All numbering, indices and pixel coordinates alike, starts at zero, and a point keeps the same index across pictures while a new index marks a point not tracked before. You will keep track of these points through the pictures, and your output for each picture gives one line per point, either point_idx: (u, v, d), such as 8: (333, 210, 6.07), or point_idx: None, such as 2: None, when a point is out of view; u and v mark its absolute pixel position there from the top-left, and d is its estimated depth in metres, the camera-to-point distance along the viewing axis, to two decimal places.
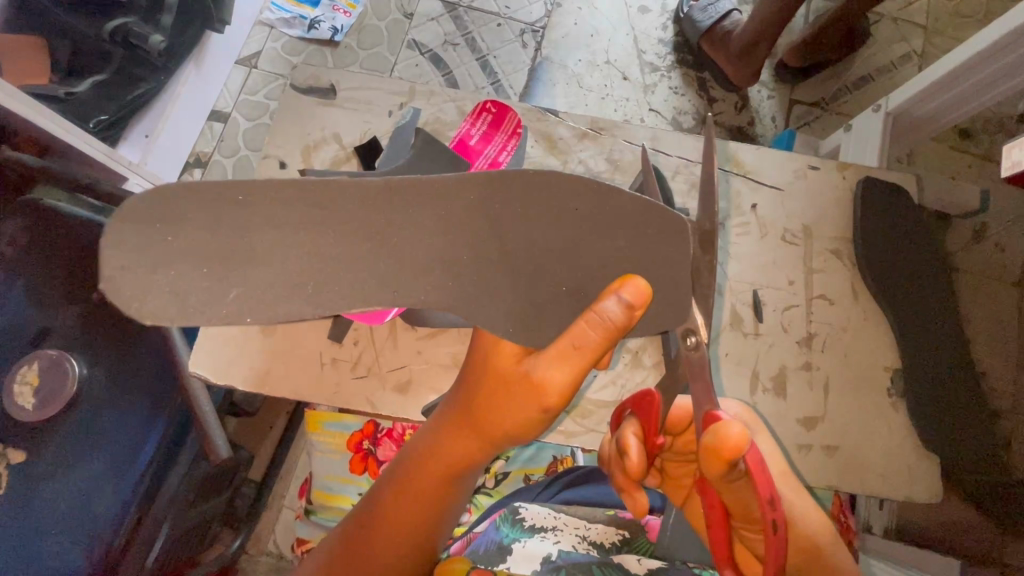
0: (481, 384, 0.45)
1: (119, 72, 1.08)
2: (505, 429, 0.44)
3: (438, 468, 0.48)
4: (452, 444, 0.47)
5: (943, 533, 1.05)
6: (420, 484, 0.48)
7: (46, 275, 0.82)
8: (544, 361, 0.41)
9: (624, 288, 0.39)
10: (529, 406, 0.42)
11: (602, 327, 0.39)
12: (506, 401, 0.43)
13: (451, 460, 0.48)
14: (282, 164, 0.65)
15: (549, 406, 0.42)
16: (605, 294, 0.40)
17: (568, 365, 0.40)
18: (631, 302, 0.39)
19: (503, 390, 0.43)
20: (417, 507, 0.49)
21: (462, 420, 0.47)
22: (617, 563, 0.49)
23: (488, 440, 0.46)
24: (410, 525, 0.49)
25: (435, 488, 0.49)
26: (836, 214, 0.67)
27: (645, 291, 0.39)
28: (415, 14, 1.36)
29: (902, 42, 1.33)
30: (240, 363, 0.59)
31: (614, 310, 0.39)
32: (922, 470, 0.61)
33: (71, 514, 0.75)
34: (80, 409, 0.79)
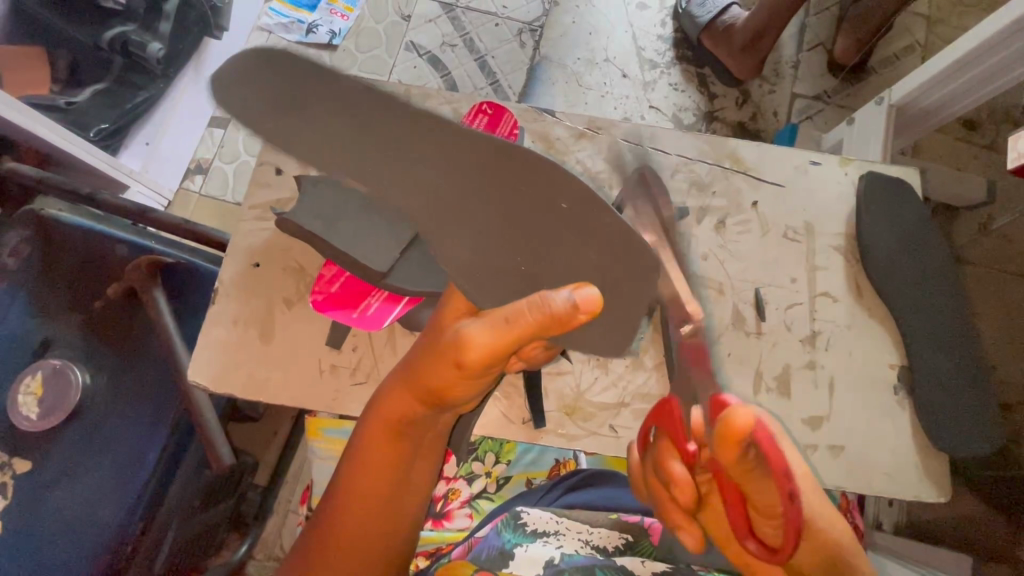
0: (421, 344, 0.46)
1: (119, 80, 1.10)
2: (430, 387, 0.44)
3: (384, 431, 0.48)
4: (389, 401, 0.48)
5: (954, 529, 1.04)
6: (367, 449, 0.48)
7: (48, 285, 0.83)
8: (474, 321, 0.41)
9: (578, 289, 0.39)
10: (448, 361, 0.41)
11: (540, 312, 0.38)
12: (433, 354, 0.43)
13: (396, 421, 0.48)
14: (277, 170, 0.64)
15: (469, 366, 0.40)
16: (559, 287, 0.39)
17: (493, 331, 0.39)
18: (578, 304, 0.38)
19: (433, 348, 0.43)
20: (369, 475, 0.49)
21: (399, 378, 0.47)
22: (620, 567, 0.49)
23: (420, 399, 0.45)
24: (365, 497, 0.49)
25: (382, 453, 0.49)
26: (838, 210, 0.66)
27: (597, 301, 0.38)
28: (412, 16, 1.36)
29: (904, 33, 1.32)
30: (239, 371, 0.59)
31: (560, 301, 0.38)
32: (931, 469, 0.60)
33: (77, 522, 0.76)
34: (84, 417, 0.79)
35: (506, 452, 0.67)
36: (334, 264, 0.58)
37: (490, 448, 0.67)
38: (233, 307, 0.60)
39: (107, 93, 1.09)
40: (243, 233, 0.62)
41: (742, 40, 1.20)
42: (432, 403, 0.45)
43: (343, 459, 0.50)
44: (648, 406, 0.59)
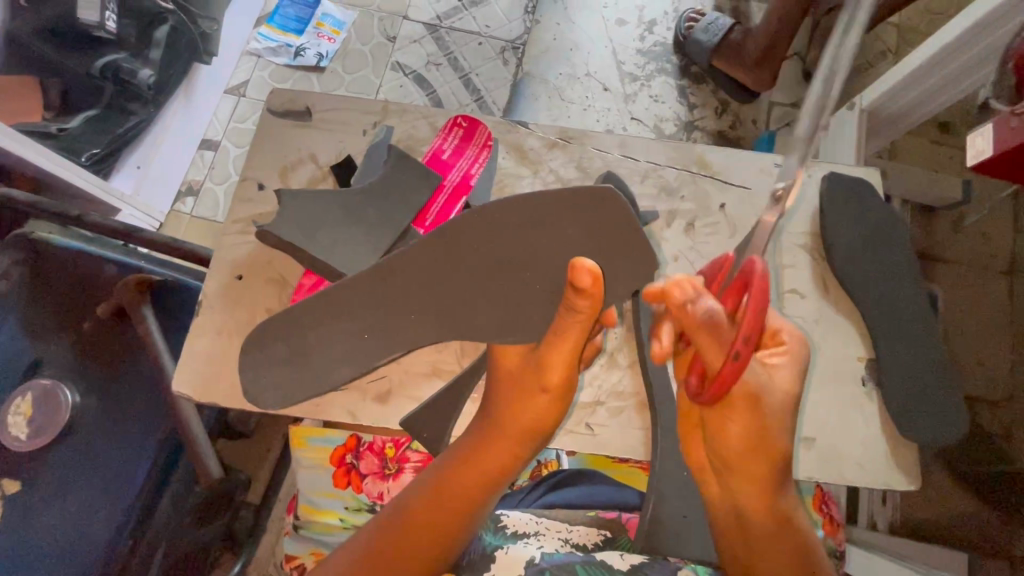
0: (500, 390, 0.53)
1: (110, 106, 1.13)
2: (527, 426, 0.51)
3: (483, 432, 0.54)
4: (482, 444, 0.52)
5: (948, 527, 1.04)
6: (450, 486, 0.50)
7: (39, 307, 0.84)
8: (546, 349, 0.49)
9: (572, 277, 0.43)
10: (538, 389, 0.50)
11: (575, 316, 0.45)
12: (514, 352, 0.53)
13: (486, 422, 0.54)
14: (259, 186, 0.66)
15: (549, 385, 0.50)
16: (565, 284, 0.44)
17: (559, 351, 0.48)
18: (586, 289, 0.43)
19: (518, 387, 0.52)
20: (450, 506, 0.50)
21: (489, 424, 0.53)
22: (600, 563, 0.50)
23: (516, 438, 0.51)
24: (441, 520, 0.49)
25: (465, 490, 0.50)
26: (802, 210, 0.68)
27: (595, 273, 0.42)
28: (397, 37, 1.40)
29: (875, 41, 1.36)
30: (223, 381, 0.60)
31: (575, 300, 0.44)
32: (902, 458, 0.61)
33: (67, 541, 0.76)
34: (74, 436, 0.80)
35: None
36: (313, 272, 0.60)
37: None
38: (217, 318, 0.62)
39: (98, 119, 1.11)
40: (226, 247, 0.64)
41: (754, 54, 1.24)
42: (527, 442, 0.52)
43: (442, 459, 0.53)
44: (623, 404, 0.60)
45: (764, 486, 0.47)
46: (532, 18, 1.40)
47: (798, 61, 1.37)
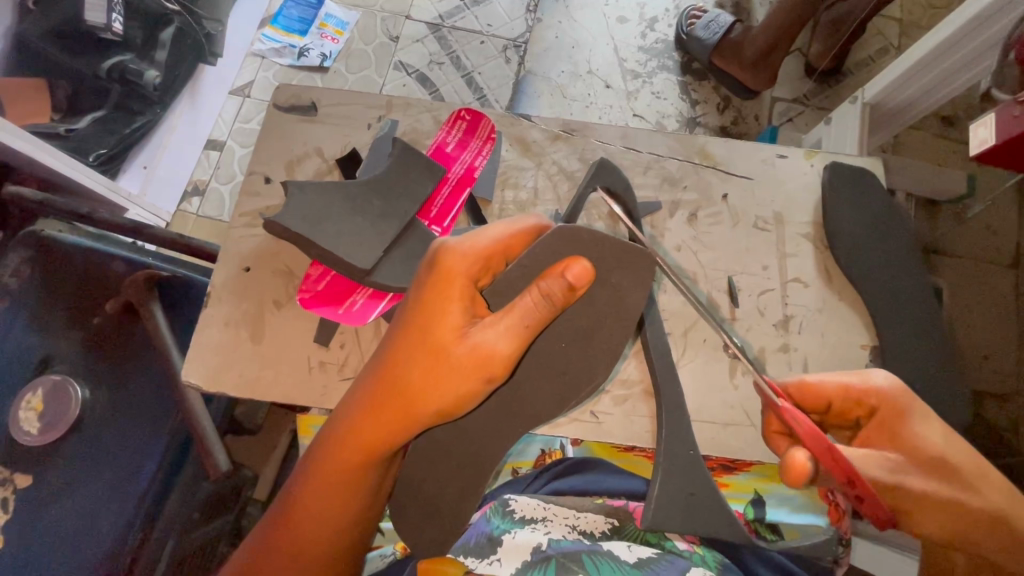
0: (415, 362, 0.46)
1: (117, 107, 1.14)
2: (436, 407, 0.46)
3: (334, 477, 0.49)
4: (372, 422, 0.48)
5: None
6: (338, 464, 0.49)
7: (49, 303, 0.85)
8: (489, 334, 0.45)
9: (565, 267, 0.45)
10: (473, 375, 0.45)
11: (547, 306, 0.45)
12: (446, 379, 0.46)
13: (357, 461, 0.49)
14: (266, 179, 0.67)
15: (493, 373, 0.46)
16: (553, 275, 0.45)
17: (513, 340, 0.45)
18: (574, 283, 0.45)
19: (445, 368, 0.45)
20: (325, 494, 0.50)
21: (383, 402, 0.47)
22: (606, 553, 0.51)
23: (405, 420, 0.48)
24: (327, 506, 0.51)
25: (356, 471, 0.50)
26: (806, 199, 0.68)
27: (588, 272, 0.45)
28: (400, 37, 1.41)
29: (877, 36, 1.36)
30: (231, 371, 0.61)
31: (558, 289, 0.45)
32: None
33: (79, 535, 0.77)
34: (84, 430, 0.81)
35: None
36: (321, 263, 0.61)
37: None
38: (225, 310, 0.62)
39: (105, 120, 1.12)
40: (233, 240, 0.65)
41: (755, 53, 1.24)
42: (426, 422, 0.48)
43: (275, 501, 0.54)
44: (628, 392, 0.61)
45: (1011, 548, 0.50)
46: (534, 17, 1.41)
47: (800, 57, 1.38)
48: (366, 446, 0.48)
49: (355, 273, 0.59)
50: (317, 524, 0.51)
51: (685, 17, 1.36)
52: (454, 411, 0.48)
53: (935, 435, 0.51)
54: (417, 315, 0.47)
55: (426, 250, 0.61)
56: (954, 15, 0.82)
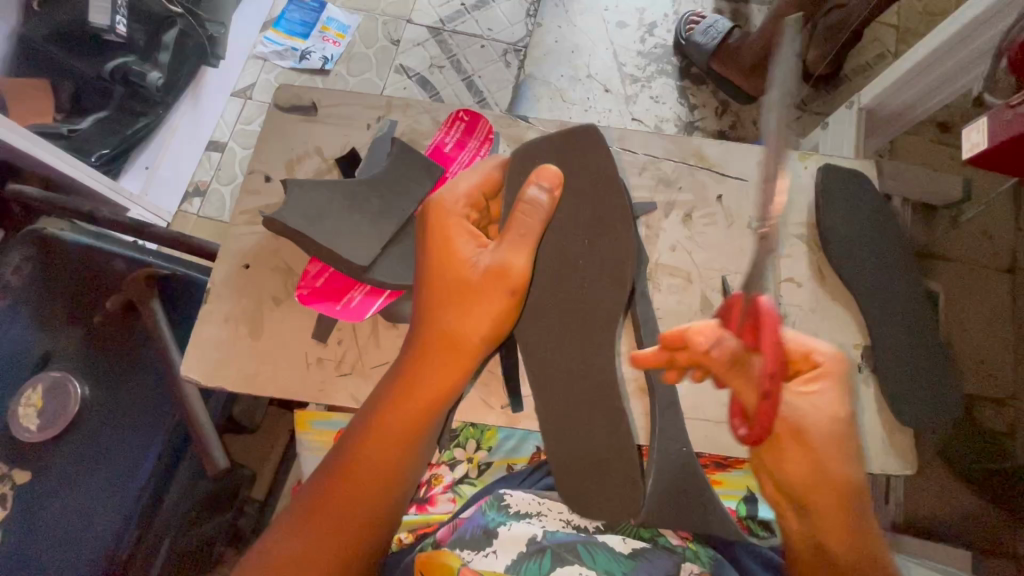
0: (452, 293, 0.54)
1: (120, 108, 1.15)
2: (480, 332, 0.53)
3: (409, 424, 0.53)
4: (427, 361, 0.54)
5: (950, 525, 1.04)
6: (393, 411, 0.53)
7: (49, 301, 0.86)
8: (503, 248, 0.53)
9: (538, 174, 0.54)
10: (502, 291, 0.53)
11: (536, 210, 0.53)
12: (490, 298, 0.53)
13: (413, 407, 0.53)
14: (266, 178, 0.68)
15: (516, 285, 0.53)
16: (530, 185, 0.54)
17: (525, 249, 0.53)
18: (550, 185, 0.54)
19: (477, 292, 0.53)
20: (381, 448, 0.52)
21: (434, 342, 0.54)
22: (601, 544, 0.53)
23: (454, 353, 0.54)
24: (378, 461, 0.52)
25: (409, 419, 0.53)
26: (799, 201, 0.69)
27: (557, 174, 0.54)
28: (401, 40, 1.42)
29: (875, 42, 1.37)
30: (229, 366, 0.61)
31: (542, 196, 0.54)
32: (898, 443, 0.62)
33: (76, 531, 0.77)
34: (83, 427, 0.81)
35: (486, 439, 0.69)
36: (320, 259, 0.62)
37: (472, 435, 0.69)
38: (224, 306, 0.63)
39: (108, 120, 1.13)
40: (234, 237, 0.65)
41: (752, 59, 1.26)
42: (468, 351, 0.54)
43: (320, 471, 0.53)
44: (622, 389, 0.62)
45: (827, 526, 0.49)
46: (534, 21, 1.42)
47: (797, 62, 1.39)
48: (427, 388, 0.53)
49: (353, 270, 0.60)
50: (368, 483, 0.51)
51: (684, 22, 1.37)
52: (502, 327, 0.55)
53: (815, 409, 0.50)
54: (434, 262, 0.54)
55: None
56: (948, 20, 0.82)
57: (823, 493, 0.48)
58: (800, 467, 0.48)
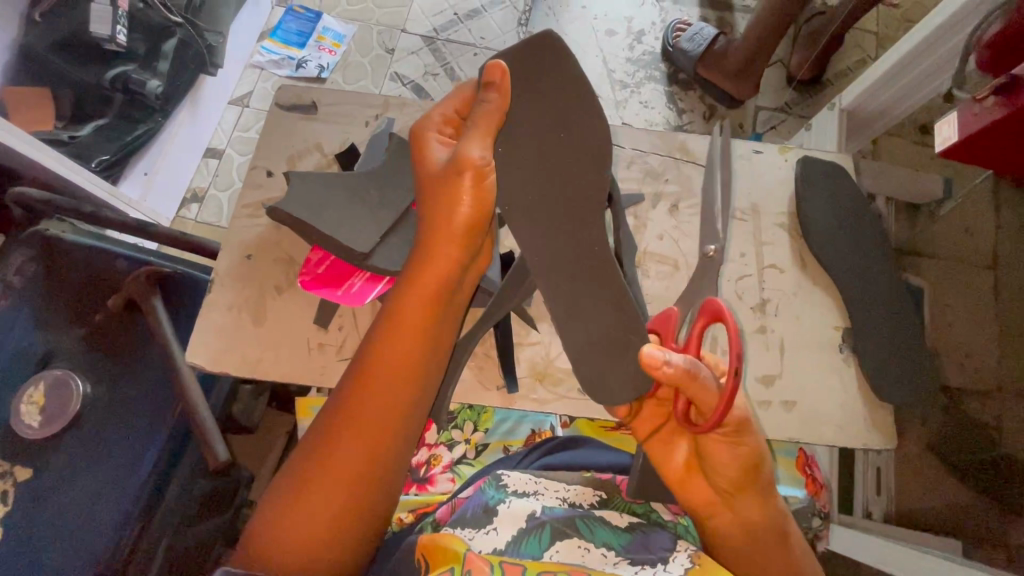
0: (429, 201, 0.55)
1: (120, 115, 1.17)
2: (462, 224, 0.54)
3: (410, 338, 0.52)
4: (423, 267, 0.53)
5: (942, 515, 1.06)
6: (397, 323, 0.52)
7: (52, 300, 0.87)
8: (467, 141, 0.53)
9: (487, 75, 0.53)
10: (468, 180, 0.53)
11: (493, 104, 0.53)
12: (465, 197, 0.53)
13: (418, 314, 0.53)
14: (268, 173, 0.70)
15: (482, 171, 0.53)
16: (483, 88, 0.53)
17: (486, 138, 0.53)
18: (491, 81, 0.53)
19: (453, 189, 0.53)
20: (391, 358, 0.51)
21: (425, 246, 0.54)
22: (599, 518, 0.54)
23: (450, 245, 0.54)
24: (389, 373, 0.51)
25: (412, 325, 0.52)
26: (781, 191, 0.72)
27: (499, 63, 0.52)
28: (395, 49, 1.46)
29: (856, 48, 1.42)
30: (233, 353, 0.63)
31: (490, 92, 0.53)
32: (879, 419, 0.65)
33: (78, 526, 0.78)
34: (84, 423, 0.82)
35: (484, 420, 0.72)
36: (321, 248, 0.64)
37: (469, 417, 0.71)
38: (227, 296, 0.65)
39: (108, 128, 1.15)
40: (237, 229, 0.67)
41: (736, 64, 1.30)
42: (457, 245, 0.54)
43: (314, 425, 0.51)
44: None
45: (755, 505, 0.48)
46: (526, 30, 1.46)
47: (781, 67, 1.44)
48: (426, 291, 0.53)
49: (353, 258, 0.62)
50: (382, 397, 0.50)
51: (671, 29, 1.41)
52: (483, 220, 0.54)
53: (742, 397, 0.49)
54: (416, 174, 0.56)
55: None
56: (921, 24, 0.86)
57: (748, 482, 0.47)
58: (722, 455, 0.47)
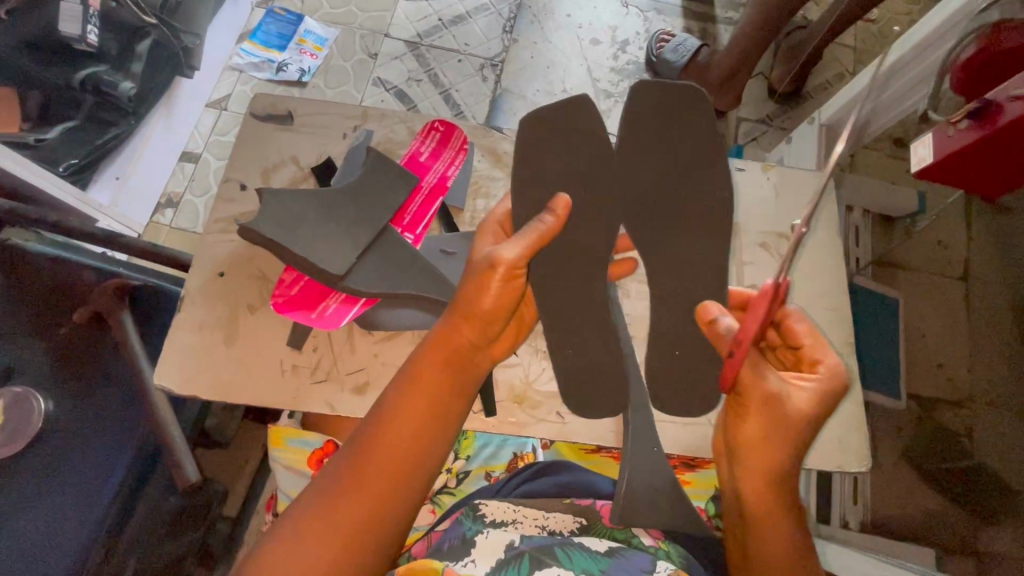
0: (470, 281, 0.55)
1: (89, 117, 1.12)
2: (489, 312, 0.53)
3: (427, 401, 0.52)
4: (452, 334, 0.54)
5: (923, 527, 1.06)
6: (424, 379, 0.53)
7: (14, 313, 0.84)
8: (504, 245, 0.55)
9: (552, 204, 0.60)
10: (500, 281, 0.54)
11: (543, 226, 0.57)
12: (493, 290, 0.53)
13: (441, 375, 0.53)
14: (241, 186, 0.68)
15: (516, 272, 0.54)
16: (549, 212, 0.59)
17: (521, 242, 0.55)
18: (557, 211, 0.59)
19: (489, 281, 0.53)
20: (409, 416, 0.52)
21: (457, 313, 0.54)
22: (579, 545, 0.53)
23: (477, 323, 0.54)
24: (405, 429, 0.51)
25: (438, 383, 0.53)
26: (762, 210, 0.73)
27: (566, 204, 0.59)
28: (378, 54, 1.44)
29: (834, 62, 1.45)
30: (202, 374, 0.61)
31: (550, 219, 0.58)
32: (853, 441, 0.65)
33: (35, 552, 0.73)
34: (46, 443, 0.78)
35: (464, 448, 0.70)
36: (294, 268, 0.62)
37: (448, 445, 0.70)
38: (198, 313, 0.63)
39: (77, 130, 1.10)
40: (209, 244, 0.65)
41: (718, 77, 1.32)
42: (486, 328, 0.54)
43: (318, 480, 0.51)
44: None
45: (773, 515, 0.50)
46: (511, 37, 1.46)
47: (763, 80, 1.45)
48: (454, 354, 0.54)
49: (328, 279, 0.61)
50: (391, 451, 0.51)
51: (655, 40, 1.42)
52: (509, 305, 0.54)
53: (809, 413, 0.50)
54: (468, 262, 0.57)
55: (399, 255, 0.63)
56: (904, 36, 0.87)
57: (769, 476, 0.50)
58: (755, 431, 0.51)
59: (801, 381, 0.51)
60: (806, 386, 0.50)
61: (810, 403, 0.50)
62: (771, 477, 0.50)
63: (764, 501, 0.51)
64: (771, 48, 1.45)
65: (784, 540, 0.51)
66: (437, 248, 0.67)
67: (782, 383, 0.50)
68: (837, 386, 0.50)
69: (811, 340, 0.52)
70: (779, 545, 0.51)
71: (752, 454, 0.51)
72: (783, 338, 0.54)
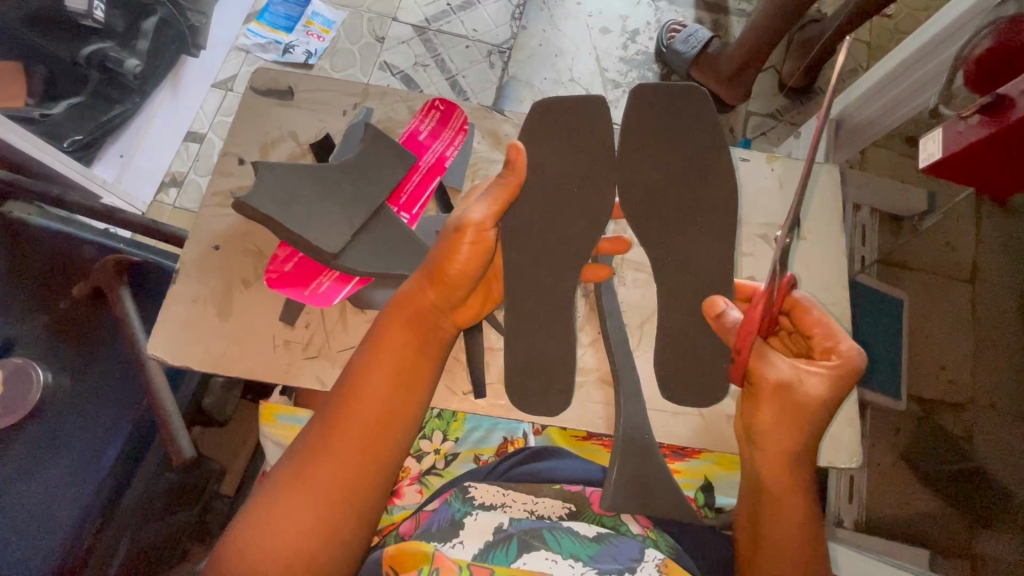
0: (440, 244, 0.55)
1: (94, 94, 1.11)
2: (457, 274, 0.54)
3: (396, 363, 0.53)
4: (419, 296, 0.55)
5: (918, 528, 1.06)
6: (391, 339, 0.54)
7: (14, 285, 0.84)
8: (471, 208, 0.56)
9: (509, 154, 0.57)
10: (464, 243, 0.54)
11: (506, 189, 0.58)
12: (463, 251, 0.54)
13: (411, 336, 0.54)
14: (239, 161, 0.68)
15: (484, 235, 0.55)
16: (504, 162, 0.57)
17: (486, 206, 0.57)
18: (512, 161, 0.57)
19: (456, 243, 0.54)
20: (379, 378, 0.52)
21: (423, 277, 0.55)
22: (567, 529, 0.53)
23: (445, 285, 0.54)
24: (384, 392, 0.52)
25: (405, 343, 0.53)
26: (764, 201, 0.72)
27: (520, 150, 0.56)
28: (386, 38, 1.42)
29: (847, 57, 1.42)
30: (196, 346, 0.61)
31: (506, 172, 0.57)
32: (844, 435, 0.65)
33: (34, 520, 0.74)
34: (44, 415, 0.79)
35: (453, 430, 0.71)
36: (289, 244, 0.62)
37: (437, 426, 0.71)
38: (193, 287, 0.63)
39: (82, 107, 1.09)
40: (205, 219, 0.65)
41: (728, 69, 1.30)
42: (458, 289, 0.55)
43: (293, 447, 0.51)
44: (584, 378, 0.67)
45: (790, 497, 0.51)
46: (519, 24, 1.44)
47: (773, 73, 1.43)
48: (420, 316, 0.54)
49: (322, 256, 0.61)
50: (367, 412, 0.51)
51: (665, 30, 1.40)
52: (478, 268, 0.55)
53: (821, 397, 0.50)
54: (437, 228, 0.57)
55: (395, 234, 0.63)
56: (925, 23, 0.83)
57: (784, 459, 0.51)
58: (770, 416, 0.51)
59: (811, 368, 0.50)
60: (817, 370, 0.50)
61: (821, 389, 0.50)
62: (790, 459, 0.51)
63: (780, 482, 0.51)
64: (784, 41, 1.43)
65: (799, 524, 0.51)
66: (434, 229, 0.67)
67: (792, 370, 0.51)
68: (851, 372, 0.50)
69: (822, 328, 0.52)
70: (799, 527, 0.51)
71: (772, 439, 0.51)
72: (794, 326, 0.54)
